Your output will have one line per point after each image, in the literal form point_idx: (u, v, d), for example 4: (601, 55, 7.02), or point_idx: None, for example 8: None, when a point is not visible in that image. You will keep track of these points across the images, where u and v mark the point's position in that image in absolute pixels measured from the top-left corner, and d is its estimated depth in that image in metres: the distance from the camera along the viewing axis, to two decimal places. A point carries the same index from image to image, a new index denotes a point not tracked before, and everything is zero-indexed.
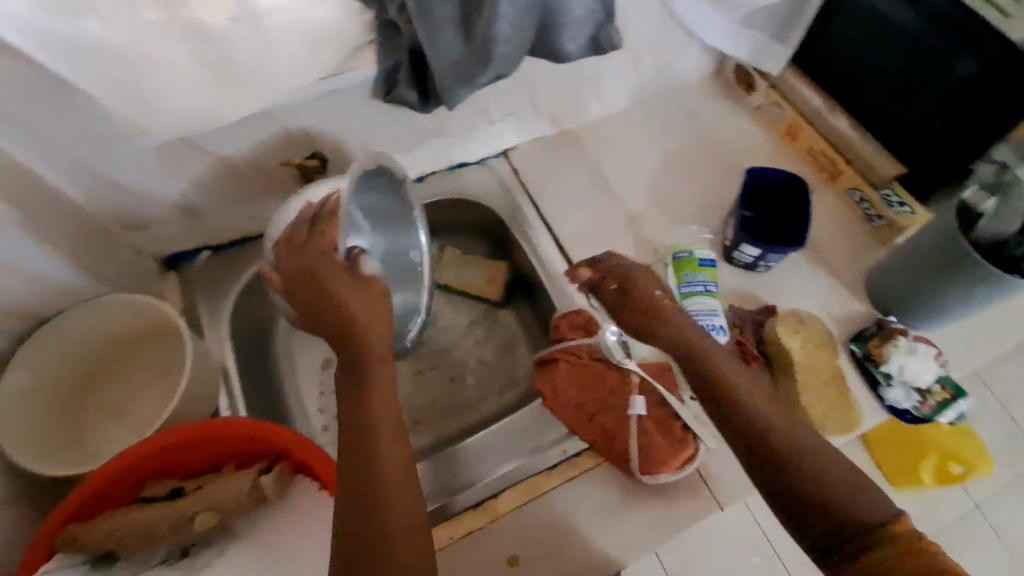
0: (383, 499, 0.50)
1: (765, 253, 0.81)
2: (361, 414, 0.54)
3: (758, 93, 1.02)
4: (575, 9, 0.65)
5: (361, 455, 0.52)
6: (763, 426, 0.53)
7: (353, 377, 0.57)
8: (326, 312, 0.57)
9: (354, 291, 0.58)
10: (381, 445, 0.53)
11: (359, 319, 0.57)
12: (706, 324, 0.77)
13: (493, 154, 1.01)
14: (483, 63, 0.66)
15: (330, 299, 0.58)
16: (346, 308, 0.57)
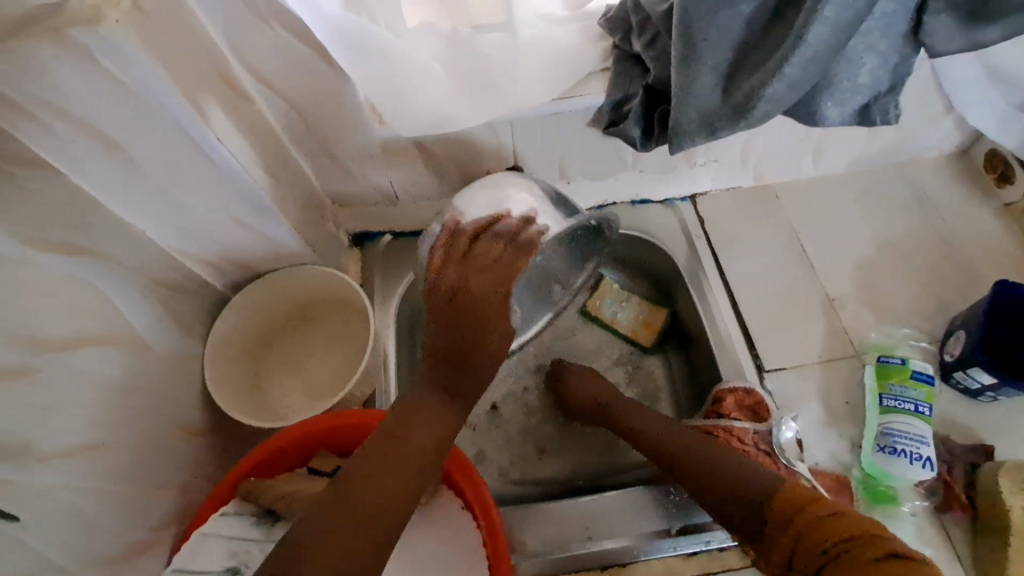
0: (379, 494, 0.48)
1: (1002, 384, 0.69)
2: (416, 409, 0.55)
3: (1015, 187, 0.87)
4: (859, 75, 0.58)
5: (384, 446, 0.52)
6: (747, 491, 0.57)
7: (437, 376, 0.58)
8: (462, 308, 0.58)
9: (497, 317, 0.59)
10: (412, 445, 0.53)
11: (482, 340, 0.58)
12: (908, 449, 0.67)
13: (680, 197, 0.95)
14: (736, 118, 0.60)
15: (449, 291, 0.59)
16: (483, 318, 0.58)
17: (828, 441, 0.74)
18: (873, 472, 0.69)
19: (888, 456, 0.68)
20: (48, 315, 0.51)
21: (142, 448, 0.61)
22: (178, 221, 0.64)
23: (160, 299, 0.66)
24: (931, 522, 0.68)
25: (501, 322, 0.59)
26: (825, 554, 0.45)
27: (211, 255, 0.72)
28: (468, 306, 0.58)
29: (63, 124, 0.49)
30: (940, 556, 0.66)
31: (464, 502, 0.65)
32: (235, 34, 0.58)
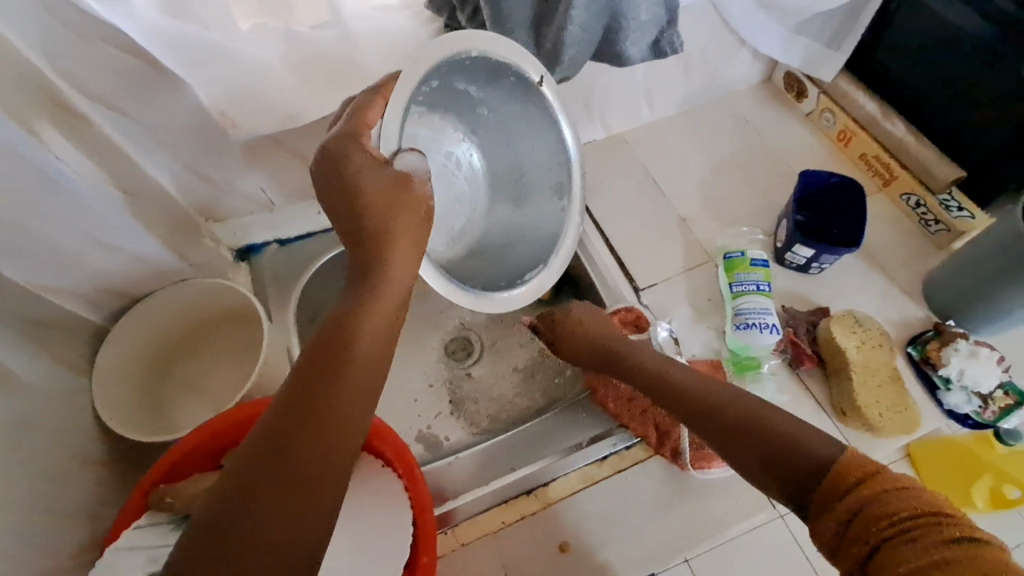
0: (327, 431, 0.38)
1: (819, 253, 0.82)
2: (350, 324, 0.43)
3: (809, 99, 1.03)
4: (642, 14, 0.69)
5: (320, 373, 0.40)
6: (773, 433, 0.46)
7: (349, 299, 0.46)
8: (349, 197, 0.48)
9: (398, 198, 0.49)
10: (360, 365, 0.41)
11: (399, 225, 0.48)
12: (758, 322, 0.78)
13: None
14: (551, 63, 0.70)
15: (345, 183, 0.48)
16: (385, 199, 0.48)
17: (699, 334, 0.84)
18: (738, 350, 0.80)
19: (743, 331, 0.79)
20: None
21: (35, 482, 0.59)
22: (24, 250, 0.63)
23: (28, 335, 0.65)
24: (789, 378, 0.79)
25: (409, 203, 0.50)
26: (891, 533, 0.35)
27: (81, 285, 0.71)
28: (366, 198, 0.48)
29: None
30: (802, 405, 0.77)
31: (385, 461, 0.68)
32: (57, 52, 0.59)
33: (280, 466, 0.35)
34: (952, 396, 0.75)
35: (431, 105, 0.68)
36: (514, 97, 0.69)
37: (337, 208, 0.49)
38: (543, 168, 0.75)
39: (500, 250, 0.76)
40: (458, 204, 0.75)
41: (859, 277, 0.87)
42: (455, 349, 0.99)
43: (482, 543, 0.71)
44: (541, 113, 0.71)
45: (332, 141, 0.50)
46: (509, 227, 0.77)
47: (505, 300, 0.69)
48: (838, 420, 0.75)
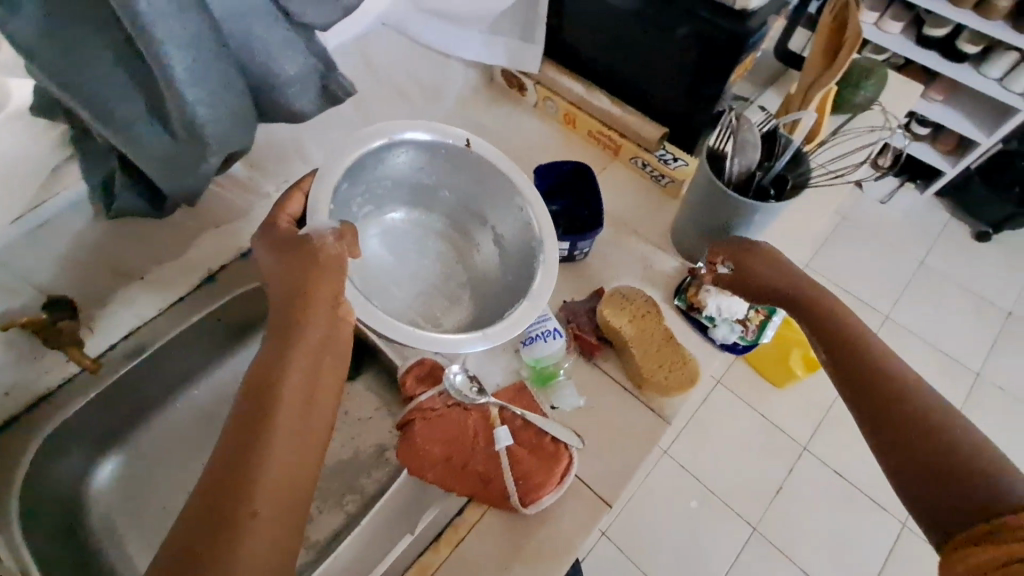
0: (252, 483, 0.47)
1: (574, 243, 0.84)
2: (276, 383, 0.52)
3: (529, 91, 1.04)
4: (288, 69, 0.61)
5: (254, 427, 0.50)
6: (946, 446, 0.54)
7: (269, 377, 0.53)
8: (297, 273, 0.59)
9: (318, 274, 0.58)
10: (287, 421, 0.51)
11: (309, 301, 0.57)
12: (539, 332, 0.78)
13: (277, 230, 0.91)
14: (198, 146, 0.58)
15: (293, 264, 0.59)
16: (307, 280, 0.58)
17: (494, 360, 0.81)
18: (535, 363, 0.78)
19: (530, 345, 0.78)
20: None
21: None
22: None
23: None
24: (586, 371, 0.80)
25: (328, 280, 0.58)
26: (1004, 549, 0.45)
27: None
28: (308, 282, 0.58)
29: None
30: (605, 392, 0.79)
31: None
32: None
33: (220, 510, 0.46)
34: (720, 328, 0.82)
35: (357, 177, 0.75)
36: (456, 167, 0.81)
37: (285, 290, 0.58)
38: (481, 184, 0.81)
39: (496, 287, 0.80)
40: (439, 263, 0.84)
41: (618, 248, 0.91)
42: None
43: None
44: (409, 143, 0.77)
45: (260, 232, 0.64)
46: (484, 263, 0.83)
47: (481, 341, 0.66)
48: (638, 393, 0.79)
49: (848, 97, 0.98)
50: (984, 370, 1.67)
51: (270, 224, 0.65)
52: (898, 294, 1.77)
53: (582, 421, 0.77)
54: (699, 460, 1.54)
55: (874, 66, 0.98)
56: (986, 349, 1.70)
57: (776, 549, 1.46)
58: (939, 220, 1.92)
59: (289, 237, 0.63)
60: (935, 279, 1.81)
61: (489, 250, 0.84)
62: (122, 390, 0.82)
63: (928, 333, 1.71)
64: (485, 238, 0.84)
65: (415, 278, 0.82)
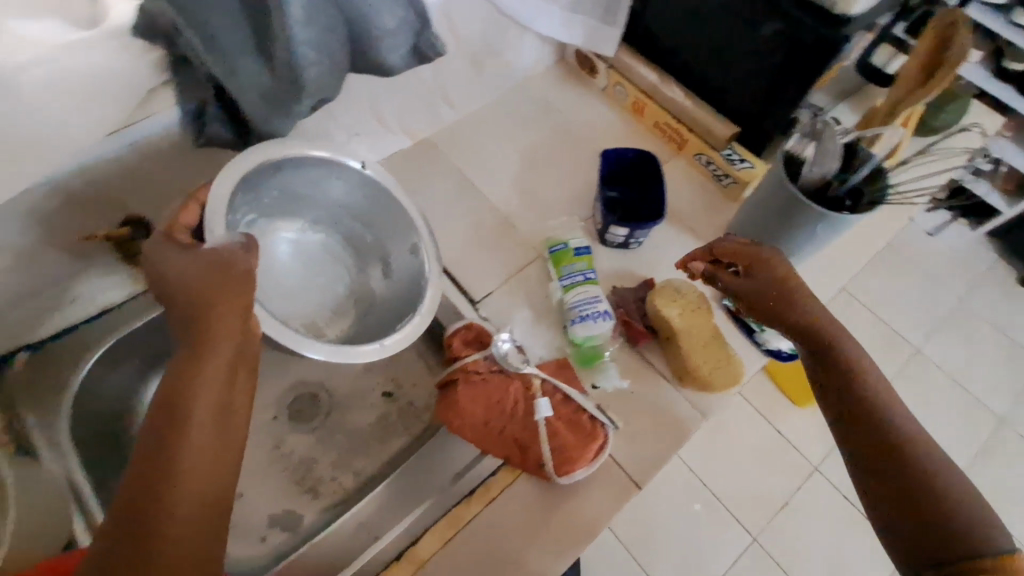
0: (162, 524, 0.42)
1: (633, 230, 0.83)
2: (181, 417, 0.46)
3: (600, 74, 1.05)
4: (387, 20, 0.61)
5: (156, 474, 0.44)
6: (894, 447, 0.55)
7: (174, 398, 0.47)
8: (202, 282, 0.53)
9: (228, 280, 0.54)
10: (196, 456, 0.45)
11: (219, 313, 0.52)
12: (589, 313, 0.78)
13: None
14: (296, 88, 0.60)
15: (200, 272, 0.54)
16: (215, 288, 0.53)
17: (541, 334, 0.83)
18: (581, 342, 0.80)
19: (580, 324, 0.79)
20: None
21: None
22: None
23: None
24: (629, 356, 0.81)
25: (237, 288, 0.54)
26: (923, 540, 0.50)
27: None
28: (215, 291, 0.53)
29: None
30: (645, 379, 0.80)
31: None
32: None
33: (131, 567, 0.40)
34: (768, 334, 0.82)
35: (251, 189, 0.74)
36: (370, 194, 0.83)
37: (188, 300, 0.52)
38: (378, 213, 0.85)
39: (384, 308, 0.84)
40: (333, 281, 0.87)
41: (673, 241, 0.91)
42: (300, 408, 0.90)
43: None
44: (329, 165, 0.78)
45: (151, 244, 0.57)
46: (376, 284, 0.87)
47: (378, 349, 0.70)
48: (679, 385, 0.80)
49: (927, 119, 0.96)
50: (1010, 417, 1.64)
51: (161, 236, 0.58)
52: (933, 329, 1.74)
53: (620, 404, 0.78)
54: (709, 465, 1.55)
55: (959, 90, 0.95)
56: (1016, 396, 1.67)
57: (773, 562, 1.47)
58: (986, 260, 1.87)
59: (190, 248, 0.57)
60: (974, 319, 1.77)
61: (378, 280, 0.87)
62: None
63: (958, 372, 1.68)
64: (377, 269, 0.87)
65: (304, 287, 0.85)
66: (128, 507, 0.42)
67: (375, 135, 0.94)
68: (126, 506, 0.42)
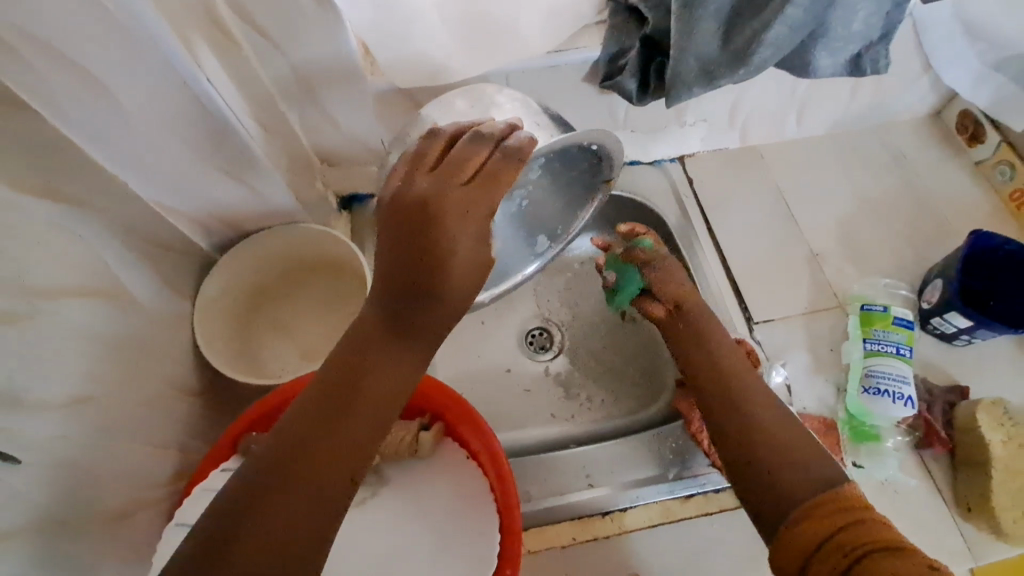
0: (284, 500, 0.40)
1: (977, 327, 0.72)
2: (356, 381, 0.44)
3: (984, 146, 0.91)
4: (853, 26, 0.60)
5: (304, 445, 0.41)
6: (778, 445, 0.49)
7: (348, 367, 0.45)
8: (429, 214, 0.47)
9: (466, 205, 0.48)
10: (349, 428, 0.43)
11: (443, 220, 0.47)
12: (891, 390, 0.71)
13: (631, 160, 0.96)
14: (736, 64, 0.62)
15: (427, 206, 0.47)
16: (454, 217, 0.47)
17: (815, 384, 0.77)
18: (856, 414, 0.73)
19: (871, 396, 0.72)
20: (49, 263, 0.51)
21: (125, 406, 0.58)
22: (149, 164, 0.60)
23: (146, 255, 0.64)
24: (909, 453, 0.73)
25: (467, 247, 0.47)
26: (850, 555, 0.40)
27: (195, 207, 0.69)
28: (444, 231, 0.47)
29: (25, 45, 0.45)
30: (920, 487, 0.71)
31: (470, 453, 0.66)
32: None
33: (269, 481, 0.40)
34: None
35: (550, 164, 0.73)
36: (568, 165, 0.73)
37: (411, 240, 0.47)
38: (571, 169, 0.73)
39: (542, 222, 0.76)
40: (511, 256, 0.76)
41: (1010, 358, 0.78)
42: (535, 340, 0.94)
43: (548, 555, 0.68)
44: (574, 158, 0.71)
45: (411, 158, 0.51)
46: (544, 214, 0.76)
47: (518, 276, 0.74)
48: (958, 513, 0.70)
49: None
50: None
51: (415, 160, 0.51)
52: None
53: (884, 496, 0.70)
54: None
55: None
56: None
57: None
58: None
59: (434, 158, 0.50)
60: None
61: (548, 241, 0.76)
62: None
63: None
64: (547, 247, 0.75)
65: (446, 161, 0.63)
66: (261, 474, 0.40)
67: (717, 127, 0.93)
68: (261, 472, 0.40)
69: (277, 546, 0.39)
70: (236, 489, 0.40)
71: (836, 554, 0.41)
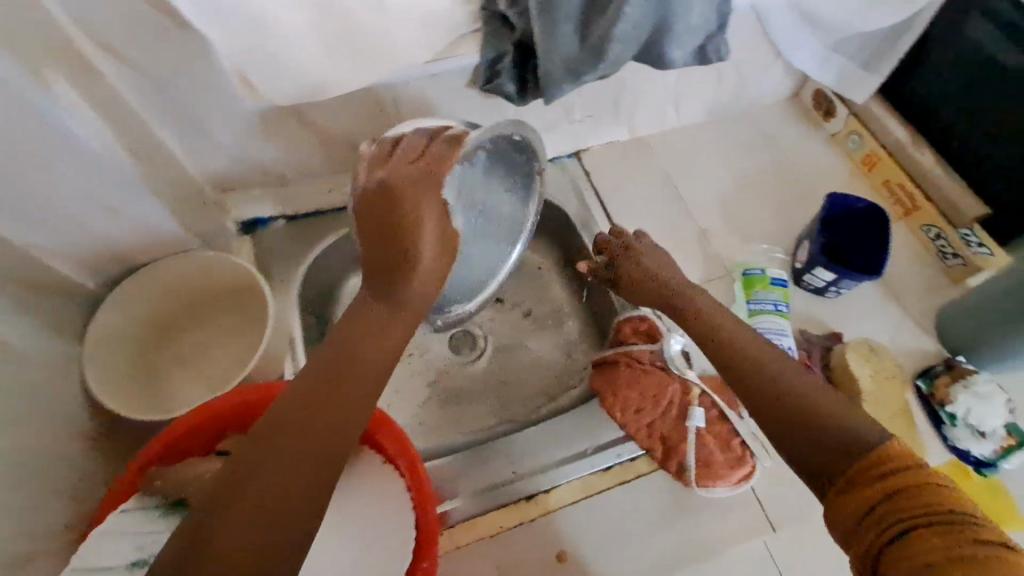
0: (286, 453, 0.45)
1: (840, 278, 0.81)
2: (352, 359, 0.53)
3: (836, 120, 1.02)
4: (693, 19, 0.67)
5: (309, 402, 0.48)
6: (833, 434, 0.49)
7: (343, 346, 0.54)
8: (400, 202, 0.59)
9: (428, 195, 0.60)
10: (342, 401, 0.50)
11: (414, 211, 0.60)
12: (775, 344, 0.78)
13: None
14: (594, 61, 0.67)
15: (398, 196, 0.60)
16: (418, 207, 0.60)
17: None
18: None
19: None
20: None
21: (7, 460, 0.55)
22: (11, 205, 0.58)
23: (21, 300, 0.62)
24: None
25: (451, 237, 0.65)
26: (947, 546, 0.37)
27: (74, 246, 0.66)
28: (417, 222, 0.60)
29: None
30: None
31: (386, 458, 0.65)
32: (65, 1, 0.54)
33: (270, 446, 0.45)
34: (957, 432, 0.76)
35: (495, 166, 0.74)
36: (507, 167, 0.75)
37: (397, 230, 0.60)
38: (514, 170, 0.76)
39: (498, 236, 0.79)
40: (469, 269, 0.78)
41: (874, 304, 0.87)
42: (458, 342, 0.97)
43: (477, 546, 0.70)
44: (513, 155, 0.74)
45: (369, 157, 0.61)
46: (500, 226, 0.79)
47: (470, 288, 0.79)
48: None
49: None
50: None
51: (377, 157, 0.61)
52: None
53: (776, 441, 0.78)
54: None
55: None
56: None
57: None
58: None
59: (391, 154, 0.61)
60: None
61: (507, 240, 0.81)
62: None
63: None
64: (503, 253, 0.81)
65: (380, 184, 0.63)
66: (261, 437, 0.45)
67: (605, 121, 0.99)
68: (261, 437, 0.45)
69: (275, 498, 0.42)
70: (232, 463, 0.44)
71: (888, 519, 0.41)
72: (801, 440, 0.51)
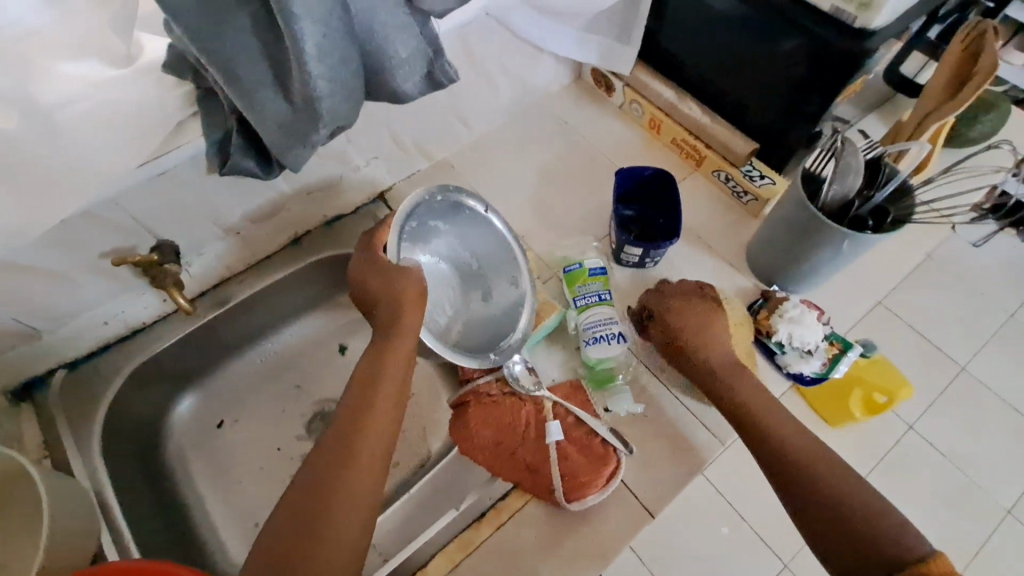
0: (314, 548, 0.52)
1: (647, 250, 0.83)
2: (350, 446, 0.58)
3: (617, 92, 1.04)
4: (400, 52, 0.61)
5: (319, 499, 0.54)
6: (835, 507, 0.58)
7: (348, 430, 0.59)
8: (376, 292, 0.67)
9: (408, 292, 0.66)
10: (350, 484, 0.56)
11: (392, 298, 0.66)
12: (605, 334, 0.79)
13: (333, 216, 0.97)
14: (313, 121, 0.60)
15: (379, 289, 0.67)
16: (389, 295, 0.66)
17: (552, 355, 0.84)
18: (593, 366, 0.81)
19: (593, 345, 0.79)
20: None
21: None
22: None
23: None
24: (645, 378, 0.82)
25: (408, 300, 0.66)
26: None
27: None
28: (391, 303, 0.66)
29: None
30: (660, 403, 0.80)
31: None
32: None
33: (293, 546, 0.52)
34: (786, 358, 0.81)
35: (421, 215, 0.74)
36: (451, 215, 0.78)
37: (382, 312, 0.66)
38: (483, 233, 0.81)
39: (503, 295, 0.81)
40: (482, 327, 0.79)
41: (690, 260, 0.91)
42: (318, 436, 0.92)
43: None
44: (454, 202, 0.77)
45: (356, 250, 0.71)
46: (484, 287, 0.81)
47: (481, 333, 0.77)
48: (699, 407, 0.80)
49: (962, 131, 0.95)
50: None
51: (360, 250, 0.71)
52: None
53: (633, 426, 0.79)
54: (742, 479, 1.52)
55: (995, 99, 0.93)
56: None
57: None
58: None
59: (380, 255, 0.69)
60: None
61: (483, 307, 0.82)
62: (202, 337, 0.89)
63: None
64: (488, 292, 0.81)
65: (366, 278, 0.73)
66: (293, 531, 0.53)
67: (394, 158, 0.95)
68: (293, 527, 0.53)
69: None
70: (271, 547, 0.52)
71: None
72: (814, 511, 0.60)
